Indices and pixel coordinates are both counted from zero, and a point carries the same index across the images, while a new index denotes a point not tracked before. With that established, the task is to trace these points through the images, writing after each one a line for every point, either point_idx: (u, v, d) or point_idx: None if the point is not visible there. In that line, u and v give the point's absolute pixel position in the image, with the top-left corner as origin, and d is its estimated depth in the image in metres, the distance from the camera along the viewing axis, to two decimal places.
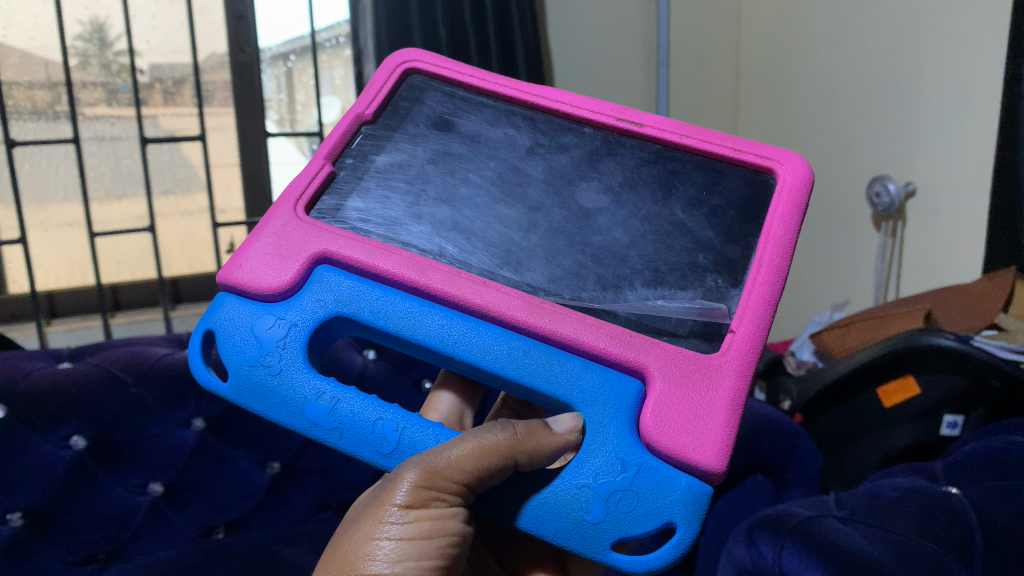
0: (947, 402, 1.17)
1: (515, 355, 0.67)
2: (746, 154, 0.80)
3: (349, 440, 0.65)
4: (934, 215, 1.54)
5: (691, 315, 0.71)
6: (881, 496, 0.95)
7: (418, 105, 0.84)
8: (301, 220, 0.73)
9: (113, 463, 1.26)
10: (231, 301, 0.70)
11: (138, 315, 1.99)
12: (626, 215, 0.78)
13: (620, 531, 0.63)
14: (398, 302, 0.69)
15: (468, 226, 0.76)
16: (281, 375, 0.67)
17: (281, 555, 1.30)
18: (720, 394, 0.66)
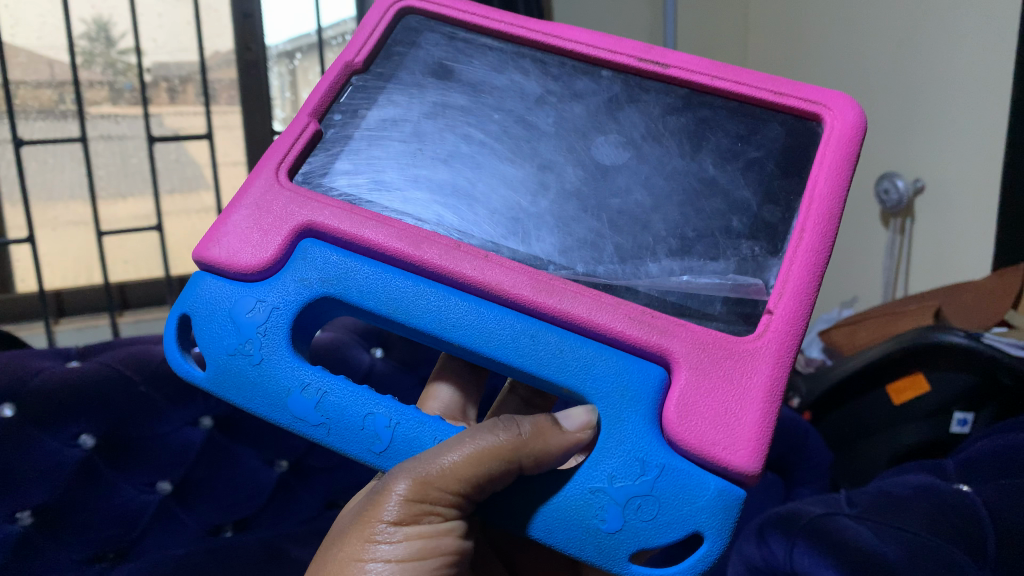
0: (959, 400, 1.17)
1: (520, 340, 0.70)
2: (790, 100, 0.83)
3: (337, 436, 0.68)
4: (942, 212, 1.53)
5: (724, 291, 0.76)
6: (894, 494, 0.94)
7: (413, 50, 0.89)
8: (283, 188, 0.76)
9: (122, 462, 1.27)
10: (209, 280, 0.74)
11: (146, 315, 2.00)
12: (645, 170, 0.82)
13: (632, 541, 0.66)
14: (395, 280, 0.73)
15: (466, 185, 0.81)
16: (261, 365, 0.70)
17: (289, 553, 1.31)
18: (752, 384, 0.69)
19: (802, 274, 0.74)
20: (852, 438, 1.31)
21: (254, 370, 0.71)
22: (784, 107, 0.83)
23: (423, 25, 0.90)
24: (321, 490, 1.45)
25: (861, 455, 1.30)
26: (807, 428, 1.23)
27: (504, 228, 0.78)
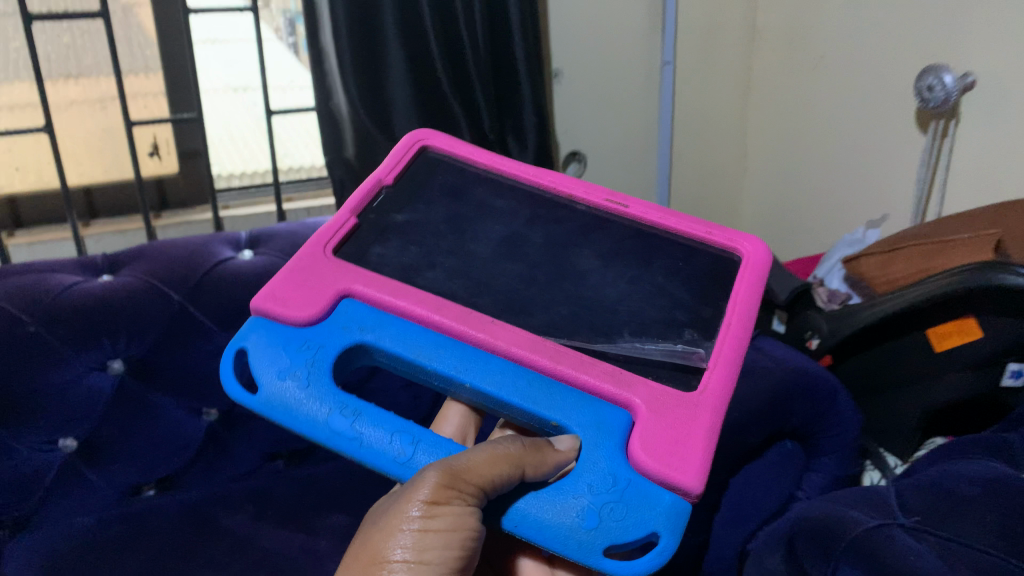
0: (1015, 349, 0.97)
1: (522, 385, 0.77)
2: (714, 237, 0.96)
3: (367, 450, 0.73)
4: (985, 118, 1.28)
5: (665, 356, 0.84)
6: (957, 494, 0.74)
7: (431, 176, 1.00)
8: (330, 260, 0.86)
9: (12, 419, 1.04)
10: (263, 327, 0.79)
11: (42, 233, 1.53)
12: (609, 275, 0.92)
13: (612, 535, 0.71)
14: (415, 337, 0.80)
15: (476, 274, 0.90)
16: (306, 388, 0.75)
17: (219, 522, 1.11)
18: (699, 422, 0.78)
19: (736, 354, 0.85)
20: (871, 393, 1.14)
21: (300, 396, 0.75)
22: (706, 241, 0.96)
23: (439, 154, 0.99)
24: (259, 443, 1.24)
25: (885, 411, 1.13)
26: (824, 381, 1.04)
27: (500, 306, 0.86)
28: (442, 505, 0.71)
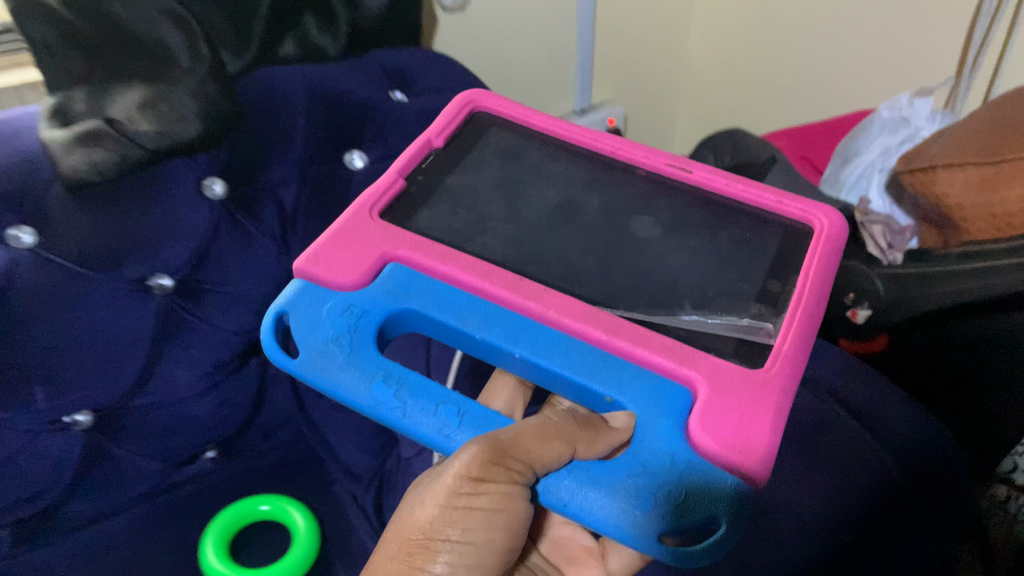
0: None
1: (596, 360, 0.56)
2: (790, 206, 0.67)
3: (413, 420, 0.53)
4: None
5: (730, 332, 0.58)
6: None
7: (483, 143, 0.71)
8: (373, 219, 0.63)
9: None
10: (309, 290, 0.59)
11: None
12: (679, 246, 0.64)
13: (679, 522, 0.50)
14: (470, 305, 0.58)
15: (534, 244, 0.63)
16: (348, 352, 0.56)
17: None
18: (764, 403, 0.54)
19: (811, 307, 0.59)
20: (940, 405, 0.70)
21: (344, 364, 0.55)
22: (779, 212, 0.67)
23: (495, 119, 0.73)
24: None
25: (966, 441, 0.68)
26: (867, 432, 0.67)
27: (552, 274, 0.61)
28: (494, 485, 0.50)
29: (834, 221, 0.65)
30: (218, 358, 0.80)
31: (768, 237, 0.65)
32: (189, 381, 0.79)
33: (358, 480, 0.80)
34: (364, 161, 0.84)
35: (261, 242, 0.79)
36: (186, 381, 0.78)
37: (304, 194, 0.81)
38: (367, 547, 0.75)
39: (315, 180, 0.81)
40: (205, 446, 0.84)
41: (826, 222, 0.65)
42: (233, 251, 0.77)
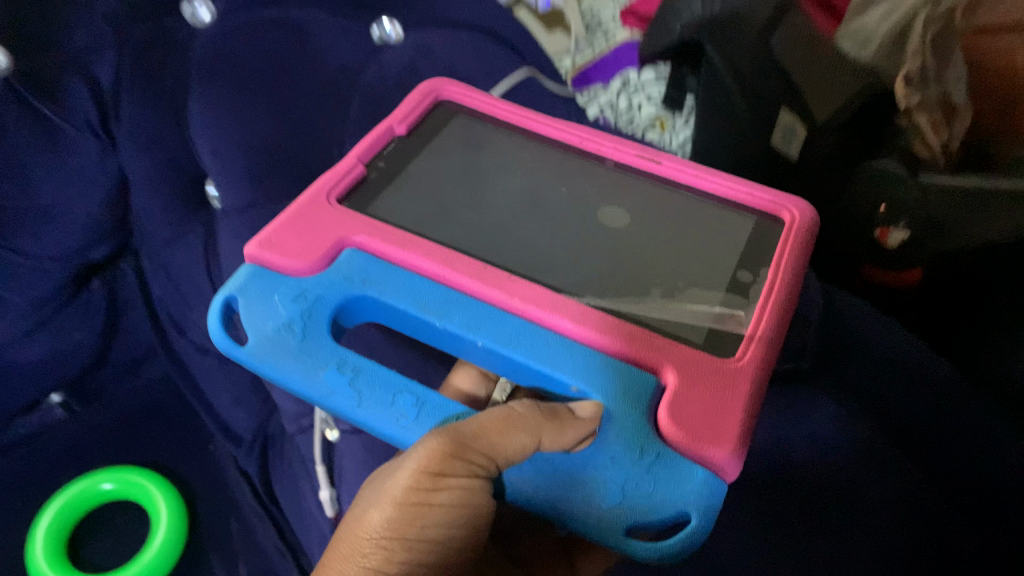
0: None
1: (592, 359, 0.34)
2: (760, 200, 0.42)
3: (376, 414, 0.33)
4: None
5: (703, 321, 0.36)
6: None
7: (436, 140, 0.45)
8: (334, 205, 0.40)
9: None
10: (248, 278, 0.37)
11: None
12: (684, 222, 0.41)
13: (642, 509, 0.32)
14: (457, 296, 0.36)
15: (498, 222, 0.41)
16: (305, 342, 0.35)
17: None
18: (736, 395, 0.33)
19: (784, 288, 0.38)
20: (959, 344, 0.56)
21: (296, 350, 0.35)
22: (746, 206, 0.42)
23: (458, 108, 0.47)
24: None
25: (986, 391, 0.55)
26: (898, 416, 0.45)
27: (517, 259, 0.39)
28: (453, 474, 0.31)
29: (804, 217, 0.41)
30: (37, 295, 0.58)
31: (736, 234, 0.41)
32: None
33: (238, 441, 0.62)
34: (212, 12, 0.54)
35: (74, 136, 0.53)
36: None
37: (125, 65, 0.53)
38: (250, 526, 0.61)
39: (141, 42, 0.53)
40: (47, 390, 0.64)
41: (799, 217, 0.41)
42: (30, 145, 0.52)
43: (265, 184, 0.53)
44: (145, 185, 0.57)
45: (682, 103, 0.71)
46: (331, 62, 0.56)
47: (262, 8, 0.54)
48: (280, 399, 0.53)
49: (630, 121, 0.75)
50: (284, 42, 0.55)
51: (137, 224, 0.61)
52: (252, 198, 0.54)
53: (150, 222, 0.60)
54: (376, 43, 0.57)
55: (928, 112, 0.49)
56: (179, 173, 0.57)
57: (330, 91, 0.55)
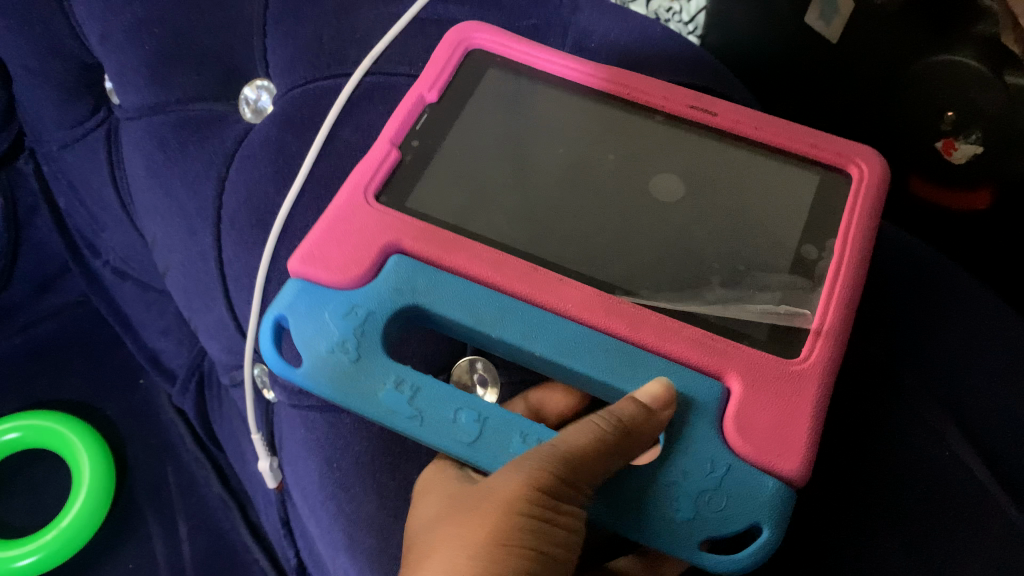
0: None
1: (692, 383, 0.27)
2: (825, 153, 0.31)
3: (450, 442, 0.27)
4: None
5: (766, 322, 0.28)
6: None
7: (464, 102, 0.33)
8: (372, 204, 0.31)
9: None
10: (295, 294, 0.29)
11: None
12: (725, 195, 0.31)
13: (712, 523, 0.25)
14: (529, 312, 0.28)
15: (482, 178, 0.32)
16: (359, 363, 0.28)
17: None
18: (804, 401, 0.26)
19: (861, 265, 0.29)
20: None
21: (352, 370, 0.28)
22: (807, 160, 0.31)
23: (490, 58, 0.34)
24: None
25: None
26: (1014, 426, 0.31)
27: (537, 245, 0.30)
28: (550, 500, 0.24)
29: (876, 174, 0.30)
30: None
31: (799, 194, 0.30)
32: None
33: (172, 377, 0.54)
34: None
35: None
36: None
37: None
38: (192, 475, 0.53)
39: None
40: None
41: (867, 172, 0.31)
42: None
43: (167, 80, 0.40)
44: (27, 73, 0.45)
45: None
46: None
47: None
48: (209, 346, 0.44)
49: None
50: None
51: (25, 121, 0.50)
52: (155, 98, 0.40)
53: (39, 120, 0.48)
54: None
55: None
56: (64, 59, 0.45)
57: None
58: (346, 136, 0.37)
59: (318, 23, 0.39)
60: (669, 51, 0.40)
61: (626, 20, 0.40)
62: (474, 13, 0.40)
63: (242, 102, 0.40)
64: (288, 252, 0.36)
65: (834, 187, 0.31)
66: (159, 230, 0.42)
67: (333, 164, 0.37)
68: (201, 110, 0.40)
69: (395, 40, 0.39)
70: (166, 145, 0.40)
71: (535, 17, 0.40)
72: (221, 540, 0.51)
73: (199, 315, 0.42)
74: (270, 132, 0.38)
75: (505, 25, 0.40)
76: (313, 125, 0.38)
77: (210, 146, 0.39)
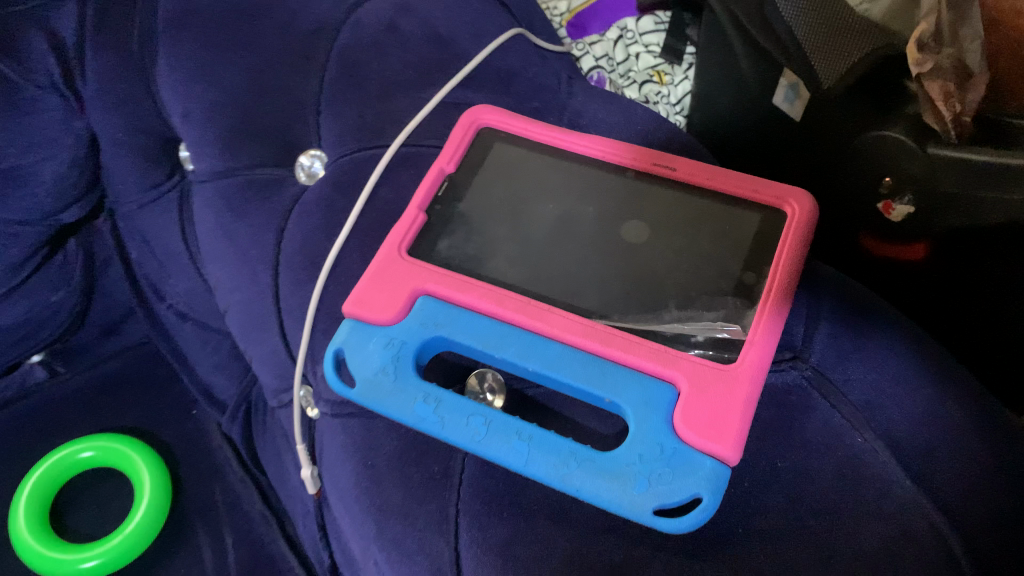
0: None
1: (652, 392, 0.34)
2: (763, 196, 0.39)
3: (466, 441, 0.34)
4: None
5: (708, 332, 0.35)
6: None
7: (478, 171, 0.42)
8: (405, 257, 0.39)
9: None
10: (348, 333, 0.37)
11: None
12: (682, 236, 0.39)
13: (664, 493, 0.32)
14: (525, 338, 0.36)
15: (492, 228, 0.40)
16: (397, 382, 0.36)
17: None
18: (737, 400, 0.34)
19: (787, 286, 0.36)
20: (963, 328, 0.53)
21: (392, 388, 0.36)
22: (749, 203, 0.39)
23: (495, 134, 0.43)
24: None
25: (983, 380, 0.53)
26: (929, 428, 0.36)
27: (533, 281, 0.38)
28: None
29: (804, 211, 0.38)
30: (9, 260, 0.56)
31: (742, 231, 0.38)
32: None
33: (223, 408, 0.62)
34: None
35: (35, 94, 0.50)
36: None
37: (87, 19, 0.51)
38: (237, 494, 0.61)
39: None
40: (27, 353, 0.63)
41: (798, 211, 0.38)
42: None
43: (238, 149, 0.48)
44: (114, 144, 0.54)
45: (680, 54, 0.64)
46: (304, 26, 0.49)
47: None
48: (260, 373, 0.51)
49: (627, 77, 0.65)
50: None
51: (110, 185, 0.58)
52: (226, 164, 0.49)
53: (119, 181, 0.56)
54: None
55: (941, 80, 0.44)
56: (148, 133, 0.54)
57: (304, 57, 0.49)
58: (383, 195, 0.46)
59: (362, 105, 0.48)
60: (649, 127, 0.48)
61: (611, 104, 0.50)
62: (489, 97, 0.49)
63: (297, 167, 0.48)
64: (334, 288, 0.44)
65: (769, 225, 0.38)
66: (223, 274, 0.50)
67: (373, 218, 0.45)
68: (263, 174, 0.48)
69: (425, 118, 0.47)
70: (233, 203, 0.49)
71: (537, 101, 0.49)
72: (262, 551, 0.59)
73: (254, 346, 0.50)
74: (322, 193, 0.46)
75: (513, 107, 0.49)
76: (357, 186, 0.46)
77: (271, 204, 0.48)
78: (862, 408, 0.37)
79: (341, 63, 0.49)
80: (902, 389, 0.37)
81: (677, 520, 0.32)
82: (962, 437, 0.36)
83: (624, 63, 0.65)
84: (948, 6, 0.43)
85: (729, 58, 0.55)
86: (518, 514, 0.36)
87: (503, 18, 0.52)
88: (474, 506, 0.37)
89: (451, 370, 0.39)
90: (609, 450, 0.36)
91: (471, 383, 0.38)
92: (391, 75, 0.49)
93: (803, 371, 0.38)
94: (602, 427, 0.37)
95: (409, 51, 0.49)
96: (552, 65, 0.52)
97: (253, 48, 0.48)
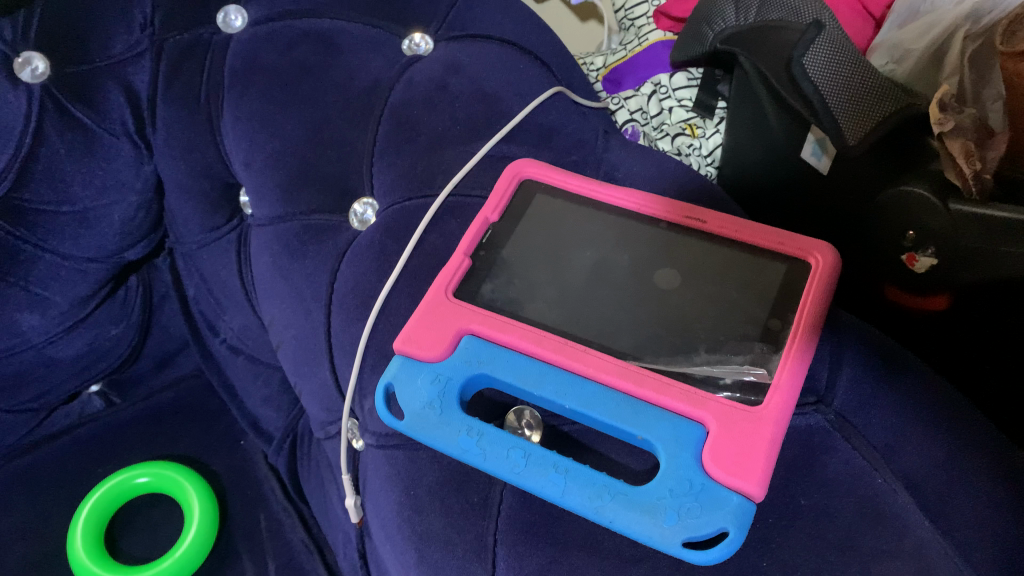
0: None
1: (681, 429, 0.37)
2: (788, 248, 0.41)
3: (506, 472, 0.37)
4: None
5: (734, 374, 0.38)
6: None
7: (521, 221, 0.45)
8: (452, 299, 0.42)
9: None
10: (399, 369, 0.40)
11: None
12: (711, 284, 0.41)
13: (692, 526, 0.34)
14: (563, 376, 0.38)
15: (534, 272, 0.43)
16: (443, 416, 0.38)
17: None
18: (762, 439, 0.36)
19: (811, 333, 0.39)
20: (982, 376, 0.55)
21: (438, 421, 0.38)
22: (775, 255, 0.42)
23: (537, 186, 0.46)
24: None
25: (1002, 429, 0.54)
26: (947, 471, 0.38)
27: (572, 324, 0.40)
28: None
29: (827, 262, 0.40)
30: (78, 294, 0.60)
31: (768, 280, 0.41)
32: (39, 324, 0.59)
33: (269, 439, 0.66)
34: (246, 21, 0.54)
35: (109, 141, 0.54)
36: (37, 325, 0.59)
37: (161, 74, 0.54)
38: (279, 523, 0.63)
39: (176, 50, 0.54)
40: (87, 383, 0.67)
41: (821, 263, 0.41)
42: (68, 156, 0.53)
43: (297, 197, 0.52)
44: (179, 188, 0.57)
45: (711, 109, 0.65)
46: (361, 83, 0.53)
47: (294, 21, 0.54)
48: (309, 407, 0.54)
49: (660, 129, 0.67)
50: (315, 55, 0.53)
51: (171, 226, 0.62)
52: (284, 210, 0.53)
53: (183, 225, 0.60)
54: (404, 55, 0.54)
55: (961, 139, 0.45)
56: (211, 178, 0.56)
57: (361, 113, 0.52)
58: (431, 241, 0.49)
59: (414, 157, 0.51)
60: (681, 180, 0.51)
61: (645, 157, 0.52)
62: (530, 151, 0.52)
63: (351, 214, 0.51)
64: (383, 327, 0.47)
65: (793, 275, 0.41)
66: (278, 311, 0.53)
67: (421, 262, 0.48)
68: (319, 220, 0.52)
69: (471, 171, 0.50)
70: (290, 245, 0.52)
71: (575, 155, 0.53)
72: None
73: (305, 380, 0.53)
74: (373, 238, 0.50)
75: (554, 160, 0.52)
76: (407, 231, 0.49)
77: (325, 248, 0.51)
78: (881, 448, 0.39)
79: (394, 117, 0.52)
80: (920, 432, 0.39)
81: (704, 551, 0.34)
82: (977, 477, 0.38)
83: (657, 117, 0.67)
84: (970, 68, 0.48)
85: (759, 116, 0.58)
86: (553, 544, 0.38)
87: (544, 78, 0.55)
88: (511, 536, 0.39)
89: (492, 407, 0.42)
90: (640, 484, 0.38)
91: (510, 419, 0.40)
92: (441, 129, 0.52)
93: (825, 415, 0.40)
94: (634, 463, 0.39)
95: (458, 109, 0.52)
96: (590, 121, 0.56)
97: (313, 104, 0.52)
